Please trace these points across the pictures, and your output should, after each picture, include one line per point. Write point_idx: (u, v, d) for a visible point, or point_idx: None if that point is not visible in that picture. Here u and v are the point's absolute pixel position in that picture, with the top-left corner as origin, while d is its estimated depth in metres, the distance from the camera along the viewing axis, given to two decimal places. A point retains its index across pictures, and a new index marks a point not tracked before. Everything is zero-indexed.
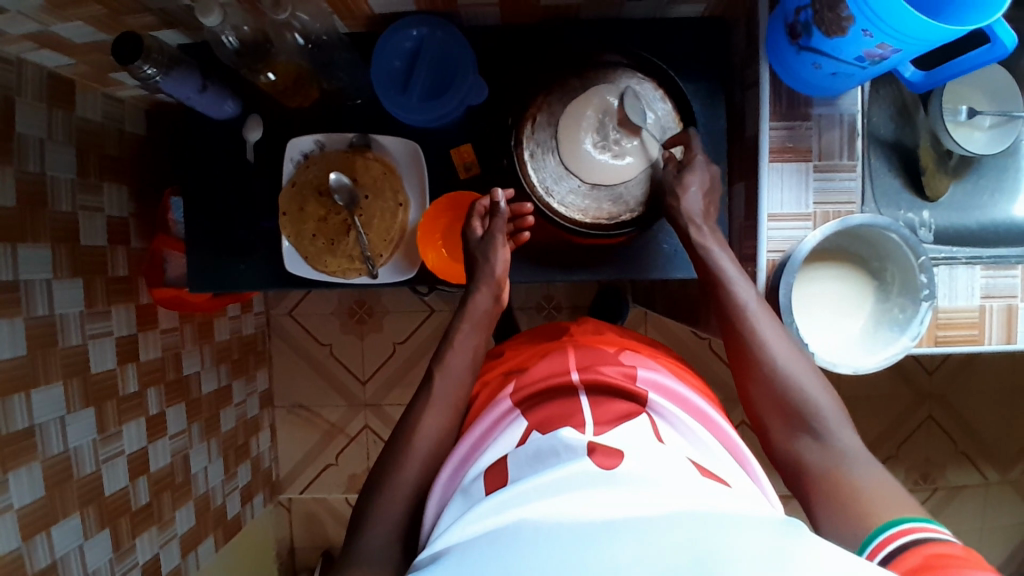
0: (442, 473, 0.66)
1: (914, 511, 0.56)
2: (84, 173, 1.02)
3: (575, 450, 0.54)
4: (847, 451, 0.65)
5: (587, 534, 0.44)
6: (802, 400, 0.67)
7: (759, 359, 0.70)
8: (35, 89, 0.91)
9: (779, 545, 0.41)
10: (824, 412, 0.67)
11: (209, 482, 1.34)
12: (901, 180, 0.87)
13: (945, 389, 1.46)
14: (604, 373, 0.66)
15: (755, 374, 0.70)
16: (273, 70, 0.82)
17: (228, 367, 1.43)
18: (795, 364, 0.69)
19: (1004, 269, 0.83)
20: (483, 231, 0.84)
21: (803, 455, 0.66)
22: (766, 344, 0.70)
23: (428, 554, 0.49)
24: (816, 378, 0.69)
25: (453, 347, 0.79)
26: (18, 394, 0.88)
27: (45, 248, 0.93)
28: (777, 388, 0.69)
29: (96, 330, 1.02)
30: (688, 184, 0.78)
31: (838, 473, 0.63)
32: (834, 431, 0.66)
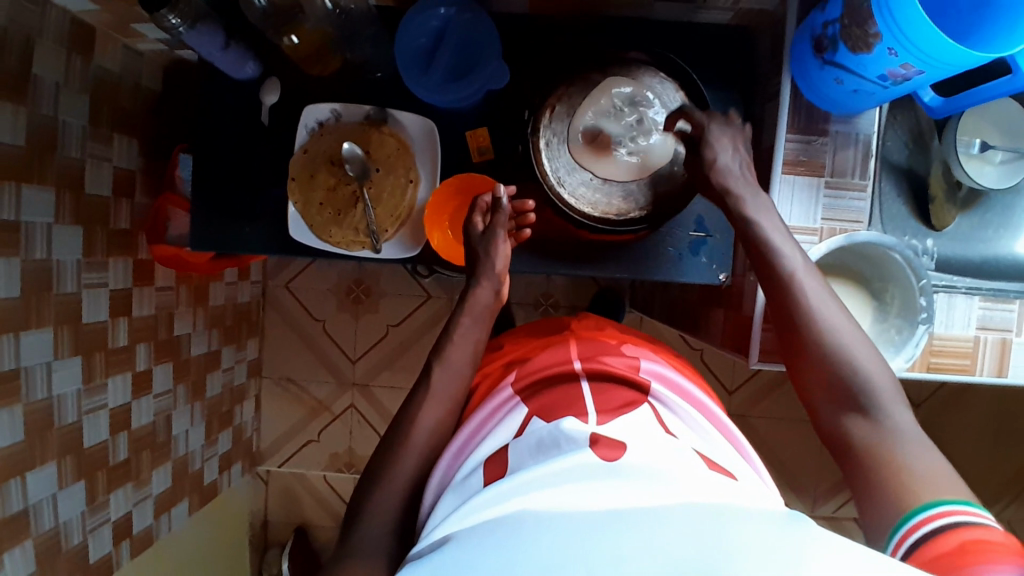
0: (442, 460, 0.66)
1: (955, 493, 0.55)
2: (96, 121, 1.01)
3: (576, 440, 0.54)
4: (902, 430, 0.63)
5: (590, 522, 0.43)
6: (857, 378, 0.66)
7: (812, 333, 0.68)
8: (56, 33, 0.91)
9: (786, 537, 0.40)
10: (879, 390, 0.65)
11: (190, 446, 1.33)
12: (908, 207, 0.88)
13: (929, 424, 1.47)
14: (608, 363, 0.67)
15: (805, 350, 0.69)
16: (298, 35, 0.82)
17: (220, 333, 1.42)
18: (854, 341, 0.67)
19: (1001, 303, 0.84)
20: (485, 226, 0.84)
21: (853, 432, 0.65)
22: (820, 319, 0.68)
23: (427, 544, 0.49)
24: (872, 354, 0.67)
25: (453, 336, 0.79)
26: (8, 335, 0.87)
27: (50, 192, 0.92)
28: (829, 365, 0.67)
29: (91, 281, 1.02)
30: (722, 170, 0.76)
31: (888, 452, 0.62)
32: (888, 409, 0.64)
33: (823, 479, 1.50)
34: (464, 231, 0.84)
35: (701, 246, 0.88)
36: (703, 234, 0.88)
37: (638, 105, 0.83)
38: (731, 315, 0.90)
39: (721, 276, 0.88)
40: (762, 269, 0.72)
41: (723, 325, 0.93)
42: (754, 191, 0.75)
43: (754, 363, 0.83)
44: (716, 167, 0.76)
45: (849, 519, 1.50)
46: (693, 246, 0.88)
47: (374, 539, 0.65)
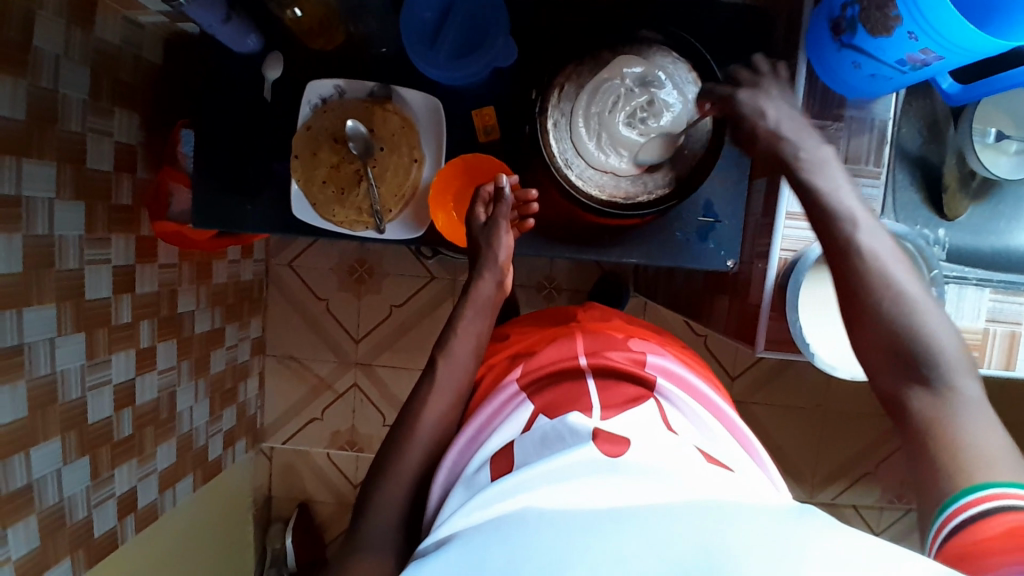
0: (453, 451, 0.66)
1: (1010, 475, 0.51)
2: (96, 95, 0.99)
3: (579, 435, 0.54)
4: (964, 400, 0.59)
5: (593, 519, 0.43)
6: (924, 344, 0.61)
7: (875, 293, 0.64)
8: (55, 3, 0.89)
9: (787, 532, 0.39)
10: (944, 357, 0.61)
11: (193, 423, 1.34)
12: (920, 195, 0.86)
13: None
14: (611, 359, 0.66)
15: (865, 311, 0.64)
16: (301, 8, 0.82)
17: (222, 310, 1.42)
18: (924, 306, 0.63)
19: (1011, 295, 0.83)
20: (487, 216, 0.84)
21: (911, 402, 0.60)
22: (891, 280, 0.65)
23: (432, 541, 0.49)
24: (944, 322, 0.63)
25: (458, 330, 0.80)
26: (10, 311, 0.86)
27: (51, 167, 0.91)
28: (893, 329, 0.63)
29: (93, 257, 1.01)
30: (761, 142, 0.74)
31: (943, 423, 0.57)
32: (954, 378, 0.60)
33: (822, 465, 1.50)
34: (467, 222, 0.85)
35: (709, 232, 0.87)
36: (711, 220, 0.87)
37: (649, 85, 0.80)
38: (738, 302, 0.89)
39: (728, 262, 0.87)
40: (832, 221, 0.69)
41: (729, 313, 0.92)
42: (801, 150, 0.72)
43: (760, 350, 0.82)
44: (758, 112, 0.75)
45: (848, 505, 1.51)
46: (700, 232, 0.87)
47: (377, 522, 0.65)
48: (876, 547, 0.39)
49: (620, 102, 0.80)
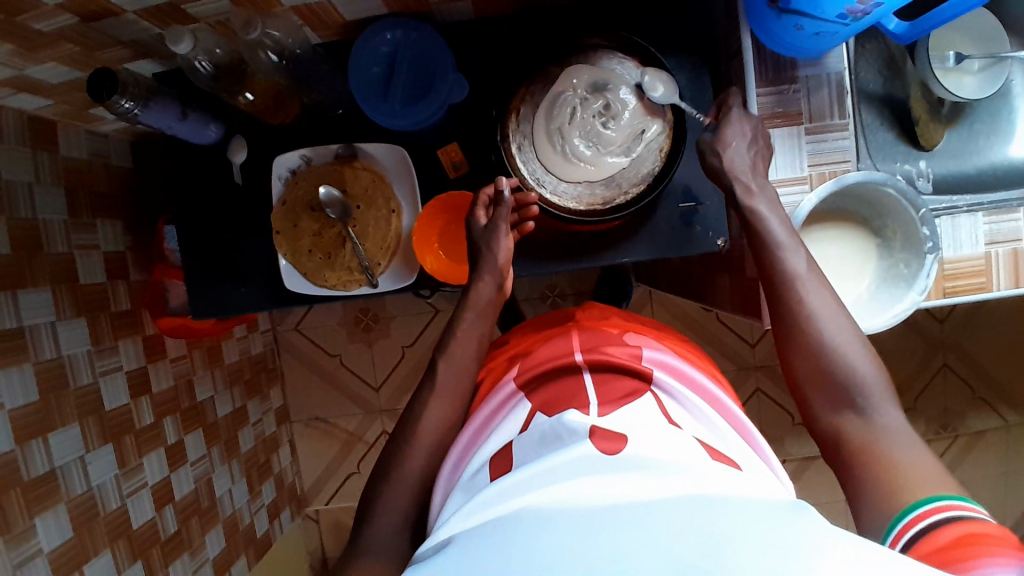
0: (444, 470, 0.67)
1: (949, 489, 0.56)
2: (76, 212, 1.01)
3: (575, 432, 0.54)
4: (891, 428, 0.64)
5: (591, 518, 0.43)
6: (847, 376, 0.66)
7: (808, 327, 0.69)
8: (18, 134, 0.91)
9: (791, 528, 0.40)
10: (869, 387, 0.66)
11: (235, 504, 1.35)
12: (895, 133, 0.86)
13: (956, 337, 1.46)
14: (610, 354, 0.66)
15: (801, 345, 0.69)
16: (252, 90, 0.81)
17: (241, 388, 1.43)
18: (847, 338, 0.68)
19: (1006, 213, 0.81)
20: (487, 219, 0.81)
21: (846, 429, 0.66)
22: (816, 314, 0.69)
23: (431, 546, 0.49)
24: (866, 353, 0.68)
25: (458, 332, 0.78)
26: (35, 440, 0.88)
27: (46, 292, 0.93)
28: (824, 360, 0.67)
29: (105, 367, 1.03)
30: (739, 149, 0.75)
31: (875, 449, 0.63)
32: (878, 406, 0.65)
33: None
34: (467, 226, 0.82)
35: (693, 216, 0.87)
36: (692, 203, 0.87)
37: (603, 90, 0.81)
38: (738, 279, 0.90)
39: (720, 241, 0.87)
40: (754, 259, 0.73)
41: (731, 289, 0.93)
42: (761, 181, 0.75)
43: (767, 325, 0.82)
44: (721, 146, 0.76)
45: None
46: (685, 218, 0.87)
47: None
48: (871, 550, 0.39)
49: (575, 112, 0.81)
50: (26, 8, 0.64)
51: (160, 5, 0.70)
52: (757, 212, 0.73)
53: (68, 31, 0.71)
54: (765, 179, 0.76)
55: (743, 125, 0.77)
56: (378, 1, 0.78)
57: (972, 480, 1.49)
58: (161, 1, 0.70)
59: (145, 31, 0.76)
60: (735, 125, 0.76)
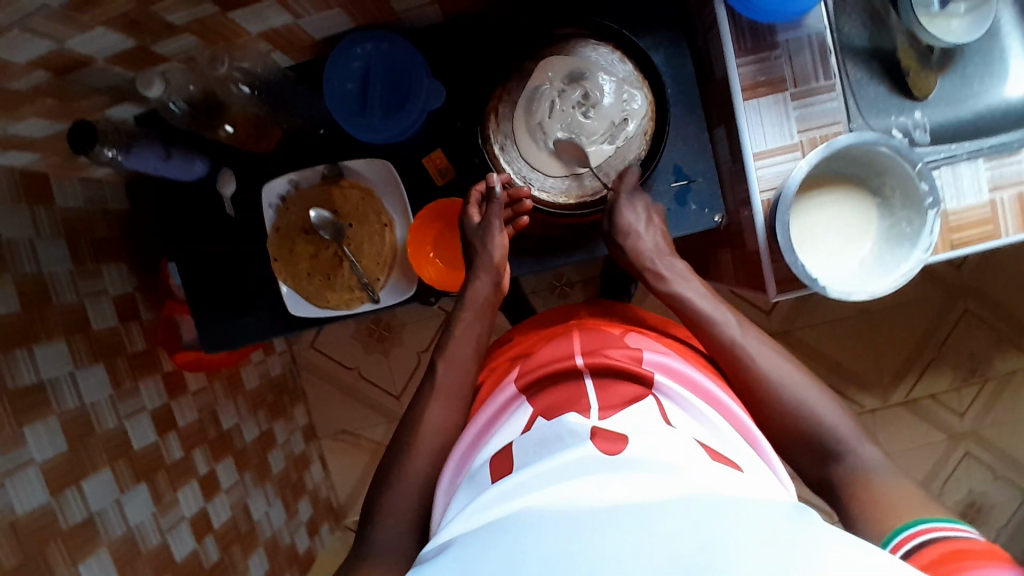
0: (444, 476, 0.66)
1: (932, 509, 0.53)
2: (79, 261, 1.03)
3: (576, 433, 0.54)
4: (871, 463, 0.62)
5: (595, 518, 0.43)
6: (815, 425, 0.65)
7: (765, 386, 0.68)
8: (13, 192, 0.92)
9: (790, 531, 0.41)
10: (840, 430, 0.64)
11: (274, 525, 1.37)
12: (886, 86, 0.84)
13: (976, 281, 1.42)
14: (610, 356, 0.64)
15: (764, 404, 0.68)
16: (231, 122, 0.81)
17: (265, 411, 1.45)
18: (803, 389, 0.68)
19: (1007, 156, 0.79)
20: (481, 217, 0.81)
21: (834, 474, 0.63)
22: (770, 374, 0.69)
23: (432, 548, 0.50)
24: (829, 401, 0.67)
25: (455, 333, 0.78)
26: (69, 489, 0.90)
27: (61, 343, 0.95)
28: (790, 413, 0.67)
29: (129, 410, 1.05)
30: (642, 231, 0.78)
31: (862, 479, 0.60)
32: (853, 445, 0.63)
33: (888, 366, 1.45)
34: (460, 224, 0.82)
35: (687, 194, 0.85)
36: (685, 181, 0.85)
37: (579, 80, 0.81)
38: (740, 253, 0.89)
39: (716, 218, 0.85)
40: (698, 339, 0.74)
41: (735, 263, 0.91)
42: (670, 262, 0.78)
43: (774, 296, 0.80)
44: (625, 232, 0.78)
45: (926, 397, 1.45)
46: (679, 197, 0.85)
47: None
48: (872, 555, 0.39)
49: (553, 104, 0.81)
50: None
51: (130, 50, 0.70)
52: (675, 292, 0.76)
53: (44, 88, 0.71)
54: (674, 258, 0.79)
55: (649, 205, 0.80)
56: (345, 17, 0.78)
57: (1006, 424, 1.46)
58: (131, 46, 0.70)
59: (119, 77, 0.77)
60: (627, 199, 0.79)
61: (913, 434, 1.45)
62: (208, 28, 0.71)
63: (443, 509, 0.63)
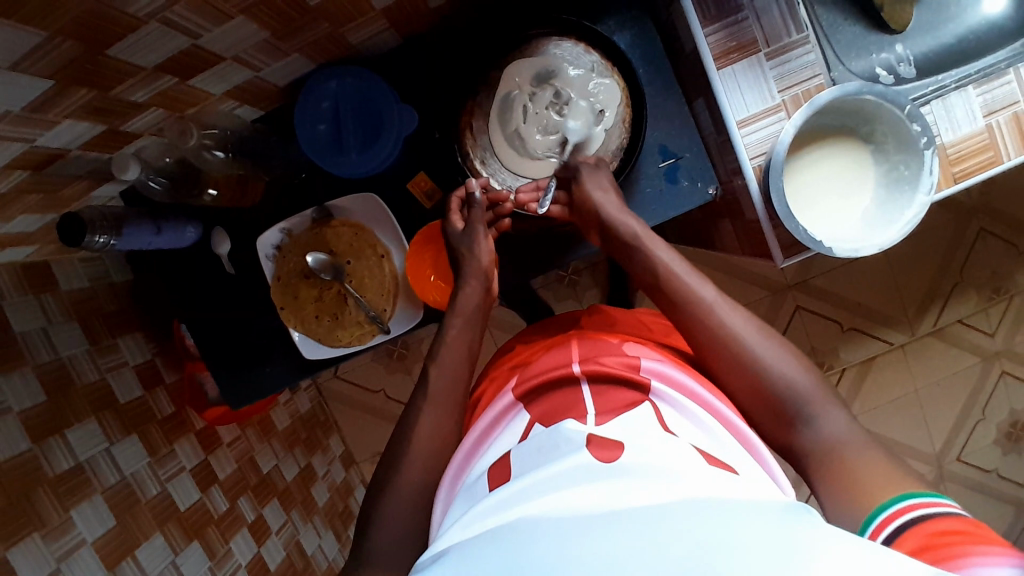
0: (443, 488, 0.65)
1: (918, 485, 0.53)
2: (95, 338, 1.04)
3: (573, 442, 0.54)
4: (838, 430, 0.61)
5: (597, 519, 0.44)
6: (784, 389, 0.63)
7: (731, 347, 0.66)
8: (18, 285, 0.93)
9: (788, 525, 0.41)
10: (807, 392, 0.63)
11: (328, 556, 1.39)
12: (861, 25, 0.81)
13: (988, 199, 1.39)
14: (605, 364, 0.64)
15: (728, 364, 0.66)
16: (214, 186, 0.83)
17: (302, 448, 1.47)
18: (756, 339, 0.66)
19: (996, 79, 0.77)
20: (464, 223, 0.82)
21: (798, 443, 0.63)
22: (733, 334, 0.66)
23: (430, 555, 0.50)
24: (793, 358, 0.65)
25: (447, 340, 0.77)
26: (125, 561, 0.93)
27: (92, 422, 0.97)
28: (754, 377, 0.64)
29: (169, 472, 1.07)
30: (602, 196, 0.76)
31: (833, 454, 0.60)
32: (820, 410, 0.62)
33: (911, 299, 1.42)
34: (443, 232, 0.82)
35: (677, 171, 0.83)
36: (672, 159, 0.84)
37: (548, 79, 0.80)
38: (740, 221, 0.87)
39: (711, 190, 0.83)
40: (652, 287, 0.73)
41: (736, 230, 0.90)
42: (631, 217, 0.76)
43: (783, 262, 0.79)
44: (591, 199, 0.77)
45: (954, 323, 1.42)
46: (668, 176, 0.84)
47: None
48: (873, 552, 0.39)
49: (526, 108, 0.81)
50: None
51: (100, 133, 0.71)
52: (643, 244, 0.74)
53: (25, 185, 0.72)
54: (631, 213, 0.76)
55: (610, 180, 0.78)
56: (303, 59, 0.77)
57: None
58: (100, 129, 0.70)
59: (96, 159, 0.77)
60: (588, 172, 0.78)
61: (946, 363, 1.43)
62: (172, 99, 0.71)
63: (441, 518, 0.62)
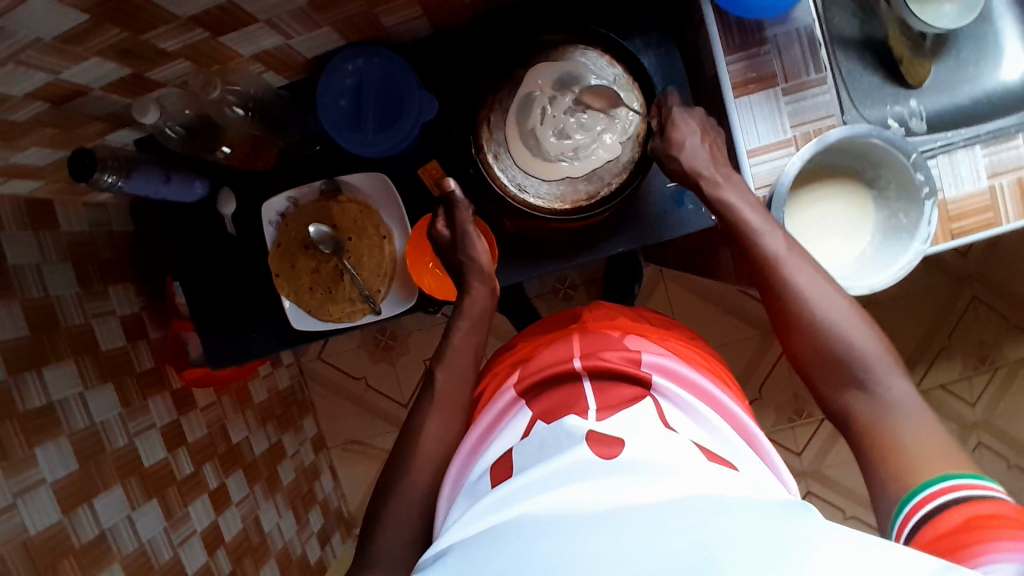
0: (447, 481, 0.67)
1: (961, 467, 0.56)
2: (86, 283, 1.04)
3: (573, 436, 0.55)
4: (900, 400, 0.63)
5: (595, 518, 0.45)
6: (850, 353, 0.66)
7: (804, 314, 0.68)
8: (17, 219, 0.93)
9: (782, 524, 0.43)
10: (873, 361, 0.65)
11: (285, 536, 1.36)
12: (878, 76, 0.84)
13: (984, 269, 1.41)
14: (607, 359, 0.65)
15: (796, 325, 0.69)
16: (228, 143, 0.84)
17: (274, 424, 1.46)
18: (825, 299, 0.68)
19: (1005, 142, 0.79)
20: (448, 228, 0.82)
21: (854, 408, 0.65)
22: (806, 295, 0.69)
23: (431, 555, 0.51)
24: (864, 327, 0.67)
25: (453, 341, 0.78)
26: (81, 507, 0.91)
27: (70, 364, 0.96)
28: (821, 342, 0.67)
29: (139, 426, 1.06)
30: (695, 144, 0.75)
31: (885, 425, 0.62)
32: (884, 379, 0.64)
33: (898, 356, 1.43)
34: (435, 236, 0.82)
35: (684, 193, 0.85)
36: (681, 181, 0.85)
37: (570, 85, 0.82)
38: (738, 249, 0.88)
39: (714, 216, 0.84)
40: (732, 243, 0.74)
41: (733, 260, 0.91)
42: (727, 171, 0.75)
43: None
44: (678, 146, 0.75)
45: (936, 387, 1.43)
46: (675, 197, 0.85)
47: None
48: (881, 547, 0.41)
49: (544, 110, 0.82)
50: None
51: (124, 77, 0.72)
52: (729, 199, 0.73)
53: (42, 117, 0.72)
54: (728, 166, 0.75)
55: (703, 121, 0.77)
56: (333, 34, 0.79)
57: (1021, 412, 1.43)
58: (125, 72, 0.71)
59: (116, 103, 0.78)
60: (680, 116, 0.77)
61: None
62: (200, 53, 0.72)
63: (445, 516, 0.64)
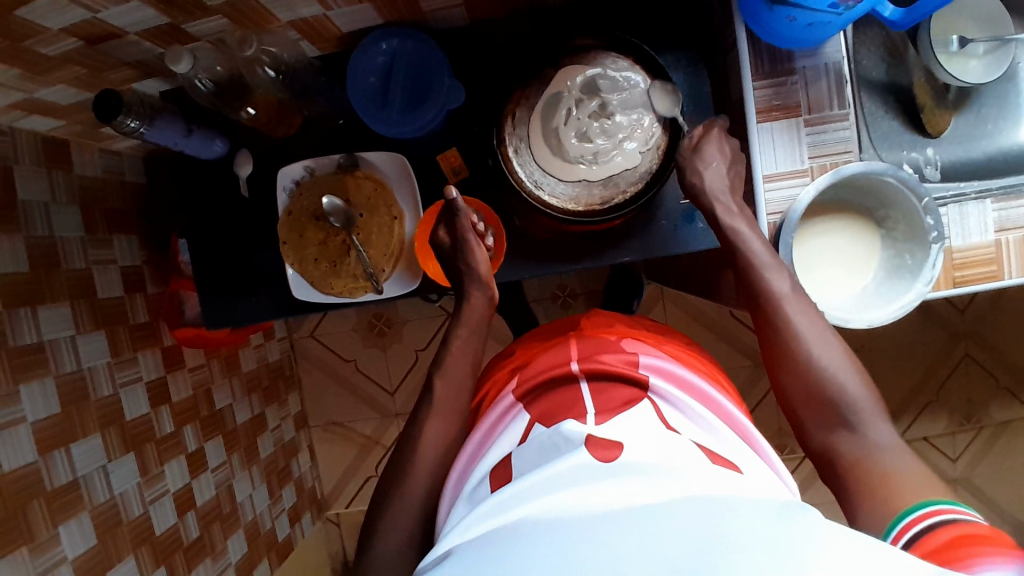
0: (448, 482, 0.68)
1: (941, 494, 0.57)
2: (92, 229, 1.04)
3: (572, 441, 0.55)
4: (883, 443, 0.65)
5: (600, 519, 0.46)
6: (837, 393, 0.67)
7: (797, 350, 0.70)
8: (32, 154, 0.93)
9: (787, 522, 0.44)
10: (860, 402, 0.67)
11: (256, 509, 1.35)
12: (899, 121, 0.85)
13: (978, 327, 1.42)
14: (605, 361, 0.66)
15: (788, 361, 0.70)
16: (253, 105, 0.85)
17: (259, 396, 1.45)
18: (822, 340, 0.69)
19: (1016, 199, 0.79)
20: (449, 236, 0.82)
21: (839, 446, 0.67)
22: (799, 330, 0.70)
23: (433, 558, 0.51)
24: (854, 369, 0.69)
25: (452, 348, 0.78)
26: (57, 451, 0.90)
27: (65, 306, 0.96)
28: (811, 380, 0.69)
29: (125, 379, 1.05)
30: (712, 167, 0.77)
31: (870, 464, 0.64)
32: (869, 421, 0.66)
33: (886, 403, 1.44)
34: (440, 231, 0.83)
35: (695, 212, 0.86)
36: None
37: (597, 90, 0.83)
38: None
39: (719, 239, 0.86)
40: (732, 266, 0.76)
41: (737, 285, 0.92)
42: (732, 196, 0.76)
43: None
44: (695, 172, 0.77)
45: (921, 439, 1.44)
46: (687, 214, 0.86)
47: None
48: (891, 550, 0.42)
49: (569, 112, 0.83)
50: (31, 34, 0.66)
51: (161, 25, 0.72)
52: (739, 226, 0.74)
53: (73, 54, 0.72)
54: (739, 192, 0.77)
55: (718, 148, 0.78)
56: (373, 12, 0.80)
57: (997, 472, 1.45)
58: (162, 21, 0.72)
59: (148, 51, 0.78)
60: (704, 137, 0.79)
61: None
62: (240, 12, 0.73)
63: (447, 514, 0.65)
